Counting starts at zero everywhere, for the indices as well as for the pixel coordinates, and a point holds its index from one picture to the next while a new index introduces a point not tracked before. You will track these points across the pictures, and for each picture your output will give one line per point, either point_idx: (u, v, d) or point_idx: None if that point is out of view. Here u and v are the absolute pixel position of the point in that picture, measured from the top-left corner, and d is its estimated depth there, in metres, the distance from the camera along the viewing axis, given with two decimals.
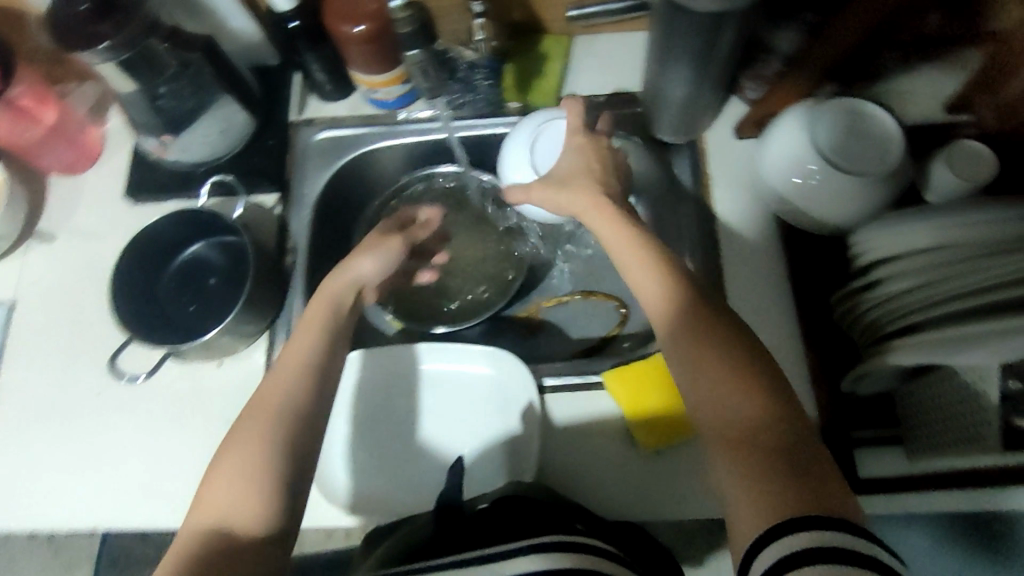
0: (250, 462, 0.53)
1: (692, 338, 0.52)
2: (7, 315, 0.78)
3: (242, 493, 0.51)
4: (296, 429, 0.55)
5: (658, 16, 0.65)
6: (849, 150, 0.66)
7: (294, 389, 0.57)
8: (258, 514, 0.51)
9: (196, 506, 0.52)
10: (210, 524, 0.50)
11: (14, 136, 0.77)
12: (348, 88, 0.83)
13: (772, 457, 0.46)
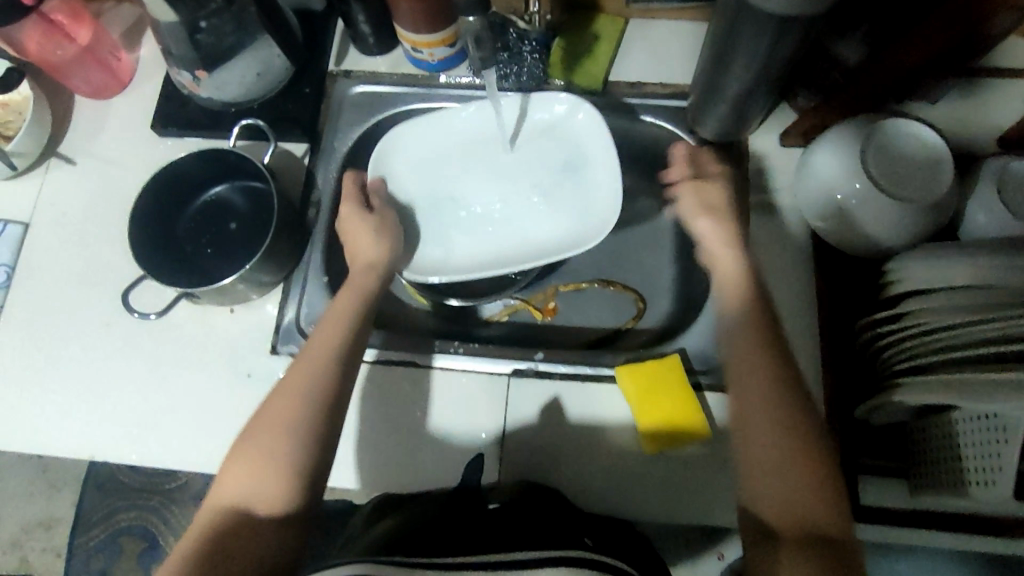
0: (256, 465, 0.55)
1: (767, 418, 0.57)
2: (22, 234, 0.77)
3: (265, 481, 0.55)
4: (323, 402, 0.58)
5: (725, 9, 0.62)
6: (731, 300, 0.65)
7: (321, 376, 0.59)
8: (275, 504, 0.54)
9: (216, 481, 0.56)
10: (224, 504, 0.55)
11: (45, 52, 0.75)
12: (390, 45, 0.80)
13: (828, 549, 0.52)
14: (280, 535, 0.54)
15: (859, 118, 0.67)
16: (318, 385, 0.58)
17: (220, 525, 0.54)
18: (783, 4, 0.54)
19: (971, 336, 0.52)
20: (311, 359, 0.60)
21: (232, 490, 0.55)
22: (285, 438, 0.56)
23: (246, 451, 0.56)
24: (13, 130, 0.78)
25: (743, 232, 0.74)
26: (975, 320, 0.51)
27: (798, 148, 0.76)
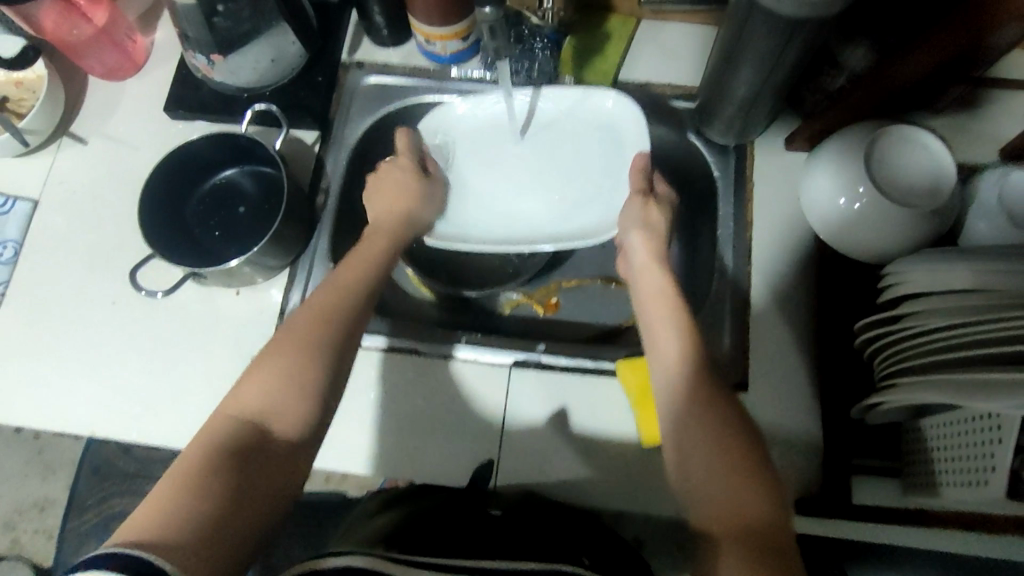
0: (283, 375, 0.52)
1: (698, 423, 0.51)
2: (32, 211, 0.78)
3: (289, 393, 0.52)
4: (347, 329, 0.58)
5: (736, 13, 0.62)
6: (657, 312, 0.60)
7: (348, 304, 0.59)
8: (294, 421, 0.51)
9: (236, 388, 0.52)
10: (248, 415, 0.50)
11: (61, 31, 0.75)
12: (403, 38, 0.81)
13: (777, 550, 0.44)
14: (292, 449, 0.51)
15: (862, 125, 0.68)
16: (347, 312, 0.58)
17: (238, 430, 0.49)
18: (794, 5, 0.55)
19: (975, 337, 0.52)
20: (343, 285, 0.61)
21: (253, 395, 0.51)
22: (314, 354, 0.54)
23: (273, 359, 0.53)
24: (26, 108, 0.79)
25: (747, 233, 0.75)
26: (976, 318, 0.52)
27: (803, 153, 0.77)
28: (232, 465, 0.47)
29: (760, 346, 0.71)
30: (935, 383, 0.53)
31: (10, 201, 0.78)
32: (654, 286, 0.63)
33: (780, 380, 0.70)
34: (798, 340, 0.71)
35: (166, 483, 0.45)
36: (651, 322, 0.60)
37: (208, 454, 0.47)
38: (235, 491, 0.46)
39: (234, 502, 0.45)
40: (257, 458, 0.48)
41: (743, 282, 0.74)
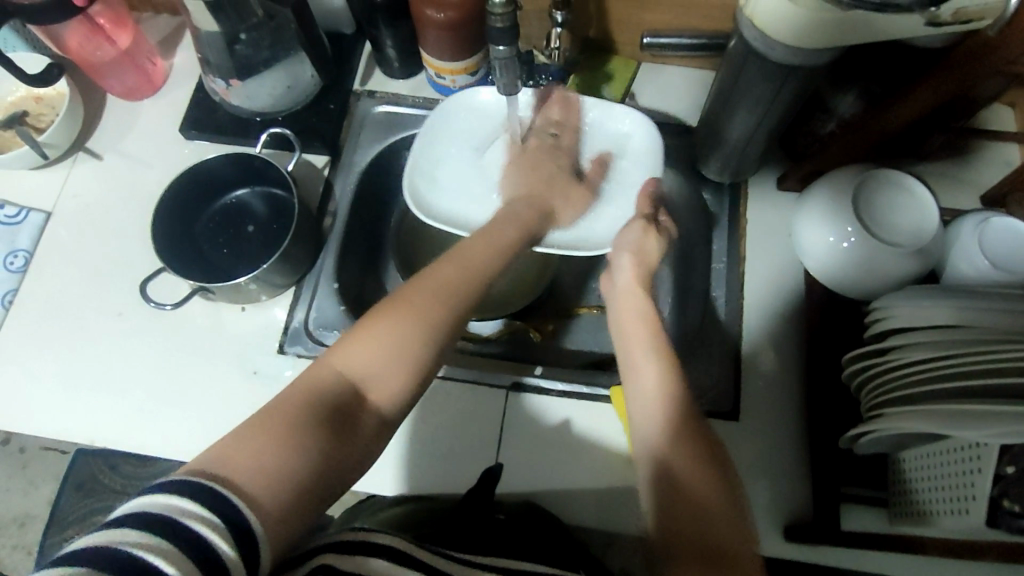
0: (394, 347, 0.51)
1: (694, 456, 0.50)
2: (43, 223, 0.80)
3: (391, 365, 0.50)
4: (464, 313, 0.56)
5: (732, 59, 0.66)
6: (638, 350, 0.56)
7: (469, 290, 0.57)
8: (390, 397, 0.50)
9: (339, 347, 0.50)
10: (348, 378, 0.49)
11: (84, 51, 0.78)
12: (415, 70, 0.85)
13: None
14: (378, 427, 0.49)
15: (851, 169, 0.72)
16: (467, 302, 0.57)
17: (334, 390, 0.48)
18: (788, 52, 0.58)
19: (959, 370, 0.54)
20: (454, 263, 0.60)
21: (355, 358, 0.50)
22: (425, 335, 0.52)
23: (390, 324, 0.51)
24: (45, 123, 0.82)
25: (739, 267, 0.78)
26: (959, 352, 0.54)
27: (794, 193, 0.80)
28: (327, 425, 0.45)
29: (750, 376, 0.73)
30: (919, 413, 0.55)
31: (24, 211, 0.80)
32: (637, 308, 0.60)
33: (769, 409, 0.72)
34: (786, 372, 0.73)
35: (259, 422, 0.43)
36: (629, 349, 0.57)
37: (308, 408, 0.45)
38: (326, 461, 0.44)
39: (324, 463, 0.44)
40: (347, 425, 0.47)
41: (734, 314, 0.76)
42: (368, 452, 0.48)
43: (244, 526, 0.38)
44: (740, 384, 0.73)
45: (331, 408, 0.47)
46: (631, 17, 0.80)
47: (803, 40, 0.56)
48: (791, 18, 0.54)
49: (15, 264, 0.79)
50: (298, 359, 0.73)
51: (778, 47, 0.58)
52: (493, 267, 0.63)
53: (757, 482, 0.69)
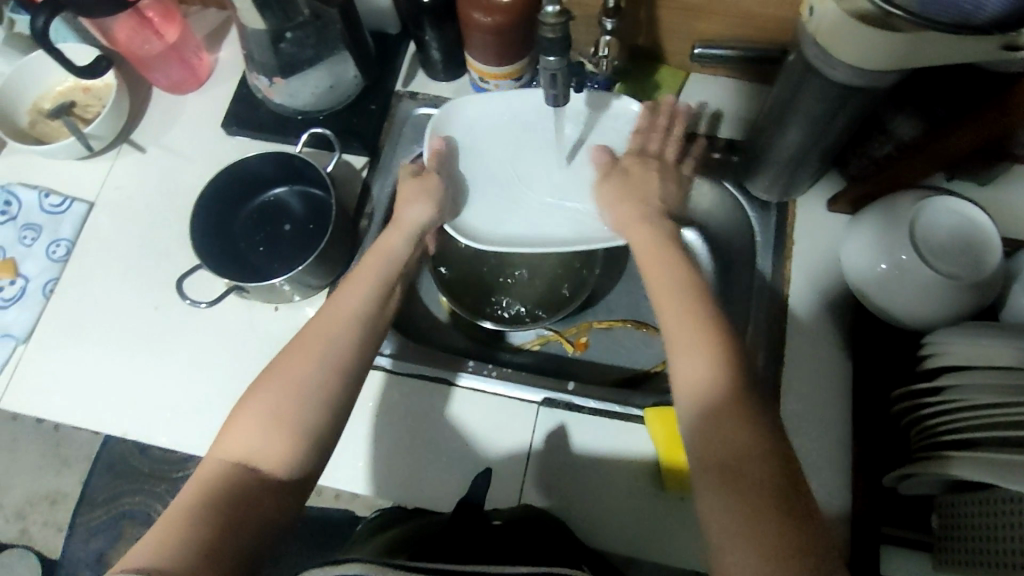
0: (272, 423, 0.52)
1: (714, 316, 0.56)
2: (86, 212, 0.80)
3: (270, 436, 0.52)
4: (341, 365, 0.56)
5: (789, 76, 0.63)
6: (663, 294, 0.59)
7: (345, 344, 0.57)
8: (282, 464, 0.52)
9: (225, 433, 0.53)
10: (236, 459, 0.52)
11: (133, 45, 0.79)
12: (458, 72, 0.84)
13: (768, 474, 0.48)
14: (282, 495, 0.51)
15: (909, 193, 0.68)
16: (348, 358, 0.57)
17: (231, 477, 0.51)
18: (851, 72, 0.56)
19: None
20: (332, 312, 0.59)
21: (239, 441, 0.52)
22: (303, 402, 0.53)
23: (263, 399, 0.53)
24: (92, 114, 0.83)
25: (784, 289, 0.76)
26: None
27: (845, 214, 0.77)
28: (221, 514, 0.48)
29: (790, 404, 0.71)
30: (978, 459, 0.52)
31: (68, 201, 0.81)
32: (649, 245, 0.64)
33: (810, 440, 0.69)
34: (829, 401, 0.71)
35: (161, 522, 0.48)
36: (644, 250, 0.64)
37: (201, 501, 0.49)
38: (219, 540, 0.47)
39: (221, 537, 0.47)
40: (240, 502, 0.49)
41: (776, 338, 0.74)
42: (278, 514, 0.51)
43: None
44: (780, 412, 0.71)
45: (224, 492, 0.50)
46: (682, 27, 0.78)
47: (867, 59, 0.53)
48: (860, 37, 0.51)
49: (58, 253, 0.79)
50: None
51: (841, 66, 0.56)
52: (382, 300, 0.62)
53: None
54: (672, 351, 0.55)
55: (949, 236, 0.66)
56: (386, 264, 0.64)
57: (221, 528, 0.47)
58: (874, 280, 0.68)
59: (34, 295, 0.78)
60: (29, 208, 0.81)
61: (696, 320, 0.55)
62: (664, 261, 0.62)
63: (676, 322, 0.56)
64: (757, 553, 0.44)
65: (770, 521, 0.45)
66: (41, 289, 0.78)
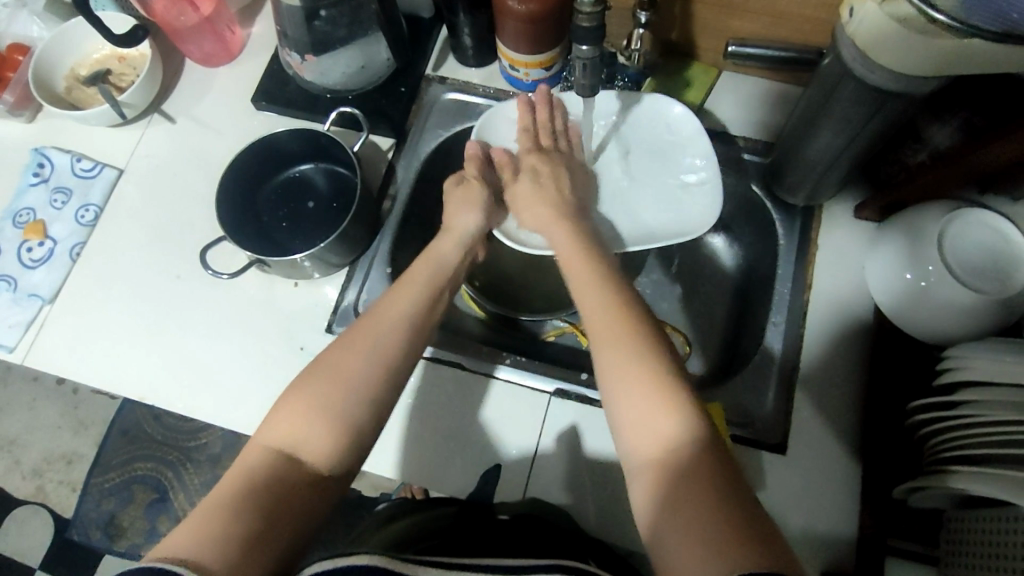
0: (321, 413, 0.53)
1: (614, 302, 0.57)
2: (115, 179, 0.82)
3: (315, 427, 0.52)
4: (392, 358, 0.57)
5: (822, 80, 0.62)
6: (589, 306, 0.58)
7: (393, 339, 0.58)
8: (327, 454, 0.52)
9: (266, 423, 0.54)
10: (279, 446, 0.52)
11: (169, 16, 0.79)
12: (488, 59, 0.83)
13: (708, 471, 0.46)
14: (326, 484, 0.52)
15: (942, 206, 0.67)
16: (387, 360, 0.57)
17: (275, 465, 0.51)
18: (888, 77, 0.55)
19: None
20: (388, 303, 0.61)
21: (281, 430, 0.53)
22: (354, 398, 0.54)
23: (312, 391, 0.54)
24: (126, 83, 0.84)
25: (804, 294, 0.75)
26: None
27: (873, 222, 0.76)
28: (261, 504, 0.48)
29: (805, 409, 0.70)
30: (988, 475, 0.51)
31: (99, 166, 0.82)
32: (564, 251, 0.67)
33: (821, 447, 0.69)
34: (843, 411, 0.70)
35: (196, 512, 0.48)
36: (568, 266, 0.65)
37: (248, 486, 0.49)
38: (262, 526, 0.47)
39: (265, 519, 0.47)
40: (289, 490, 0.50)
41: (794, 342, 0.73)
42: (321, 503, 0.51)
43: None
44: (793, 416, 0.70)
45: (265, 482, 0.50)
46: (716, 24, 0.77)
47: (909, 65, 0.52)
48: (897, 44, 0.51)
49: (86, 217, 0.80)
50: None
51: (878, 70, 0.55)
52: (434, 299, 0.64)
53: (798, 522, 0.67)
54: (589, 328, 0.57)
55: (976, 252, 0.65)
56: (436, 267, 0.67)
57: (268, 513, 0.48)
58: (900, 294, 0.67)
59: (62, 257, 0.79)
60: (61, 171, 0.82)
61: (613, 325, 0.55)
62: (595, 264, 0.63)
63: (589, 300, 0.59)
64: (706, 546, 0.43)
65: (720, 514, 0.44)
66: (68, 252, 0.79)
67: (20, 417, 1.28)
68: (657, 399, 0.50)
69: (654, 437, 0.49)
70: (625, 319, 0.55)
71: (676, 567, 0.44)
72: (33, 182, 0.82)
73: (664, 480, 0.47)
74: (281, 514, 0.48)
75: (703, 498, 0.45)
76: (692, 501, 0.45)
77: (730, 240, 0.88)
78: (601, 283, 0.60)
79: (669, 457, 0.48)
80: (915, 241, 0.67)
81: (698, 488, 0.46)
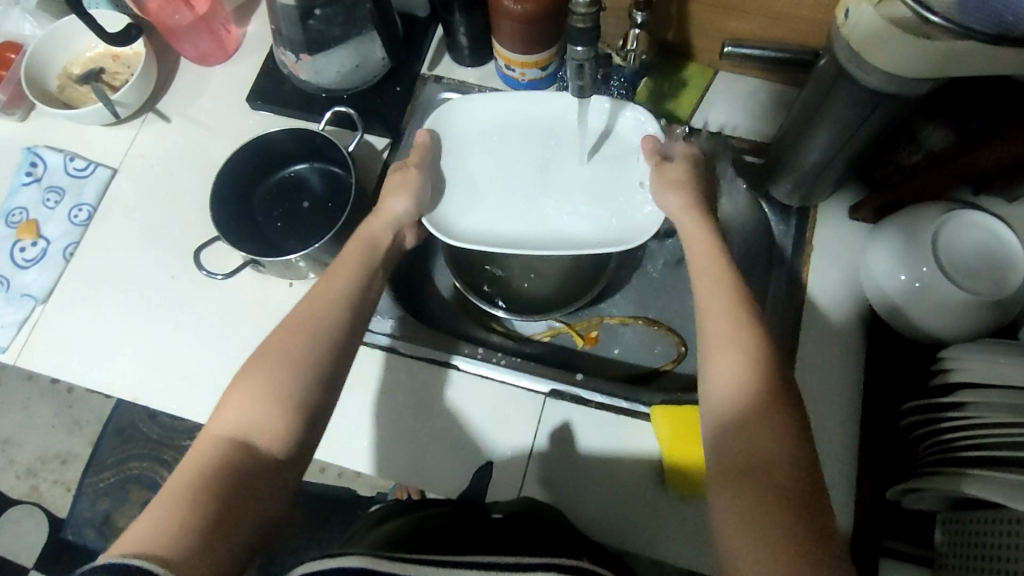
0: (266, 400, 0.52)
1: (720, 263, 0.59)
2: (109, 178, 0.81)
3: (263, 412, 0.52)
4: (334, 341, 0.57)
5: (818, 82, 0.62)
6: (698, 261, 0.60)
7: (331, 321, 0.58)
8: (281, 438, 0.52)
9: (217, 415, 0.53)
10: (230, 435, 0.51)
11: (163, 14, 0.79)
12: (484, 58, 0.83)
13: (780, 427, 0.49)
14: (281, 467, 0.51)
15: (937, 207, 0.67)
16: (312, 347, 0.56)
17: (230, 453, 0.50)
18: (884, 78, 0.55)
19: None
20: (318, 290, 0.60)
21: (232, 418, 0.52)
22: (293, 378, 0.54)
23: (256, 376, 0.53)
24: (120, 81, 0.83)
25: (800, 295, 0.75)
26: None
27: (867, 223, 0.76)
28: (219, 494, 0.48)
29: (799, 410, 0.70)
30: (981, 479, 0.51)
31: (92, 166, 0.82)
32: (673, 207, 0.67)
33: (816, 447, 0.69)
34: (837, 412, 0.70)
35: (153, 507, 0.47)
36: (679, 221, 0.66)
37: (206, 475, 0.48)
38: (222, 516, 0.47)
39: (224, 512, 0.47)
40: (242, 480, 0.49)
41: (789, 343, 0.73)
42: (278, 488, 0.51)
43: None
44: None
45: (220, 473, 0.49)
46: (712, 24, 0.77)
47: (904, 67, 0.52)
48: (892, 46, 0.51)
49: (79, 217, 0.80)
50: None
51: (874, 72, 0.55)
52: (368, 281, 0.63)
53: None
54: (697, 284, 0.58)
55: (970, 252, 0.65)
56: (370, 250, 0.66)
57: (226, 505, 0.47)
58: (895, 294, 0.67)
59: (55, 257, 0.79)
60: (54, 170, 0.82)
61: (722, 280, 0.57)
62: (696, 222, 0.64)
63: (700, 257, 0.60)
64: (765, 503, 0.46)
65: (782, 476, 0.46)
66: (61, 252, 0.79)
67: (14, 416, 1.27)
68: (749, 358, 0.52)
69: (740, 390, 0.51)
70: (729, 282, 0.57)
71: (734, 518, 0.46)
72: (25, 181, 0.82)
73: (737, 434, 0.49)
74: (244, 502, 0.48)
75: (772, 459, 0.47)
76: (758, 460, 0.47)
77: None
78: (708, 243, 0.62)
79: (744, 410, 0.50)
80: (906, 242, 0.67)
81: (770, 443, 0.48)
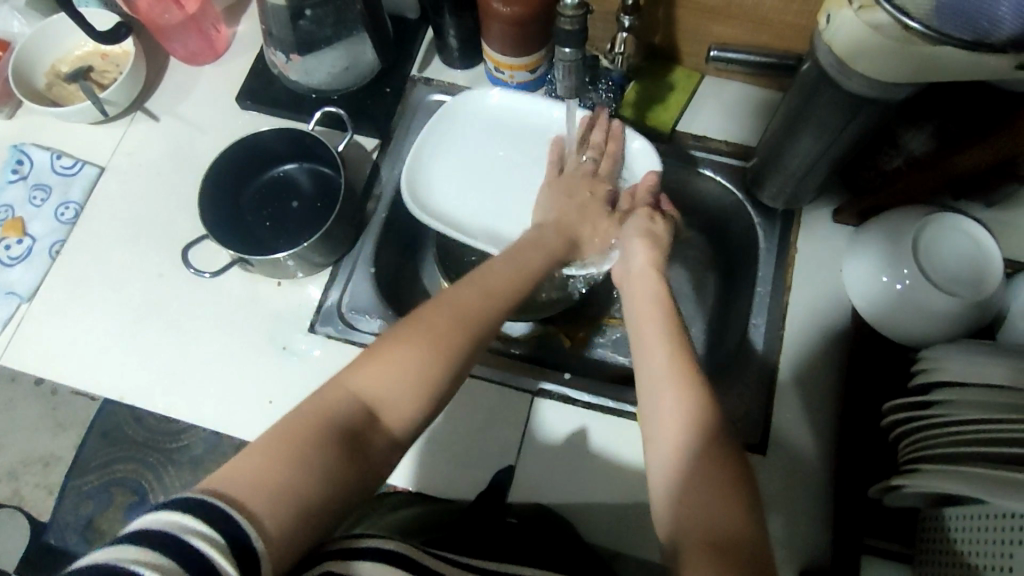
0: (411, 378, 0.52)
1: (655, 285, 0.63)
2: (97, 176, 0.81)
3: (398, 387, 0.51)
4: (482, 337, 0.57)
5: (802, 87, 0.63)
6: (642, 302, 0.62)
7: (486, 311, 0.58)
8: (404, 420, 0.51)
9: (353, 368, 0.52)
10: (361, 398, 0.50)
11: (153, 13, 0.79)
12: (474, 60, 0.84)
13: (714, 423, 0.51)
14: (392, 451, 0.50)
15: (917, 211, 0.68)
16: (459, 357, 0.54)
17: (353, 413, 0.49)
18: (865, 82, 0.56)
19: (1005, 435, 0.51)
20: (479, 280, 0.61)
21: (371, 382, 0.51)
22: (440, 366, 0.53)
23: (411, 348, 0.53)
24: (108, 80, 0.83)
25: (784, 297, 0.76)
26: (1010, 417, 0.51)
27: (850, 226, 0.77)
28: (335, 454, 0.46)
29: (783, 410, 0.71)
30: (957, 475, 0.52)
31: (80, 164, 0.82)
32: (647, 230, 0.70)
33: (798, 447, 0.70)
34: (819, 412, 0.71)
35: (261, 443, 0.45)
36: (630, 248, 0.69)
37: (323, 430, 0.47)
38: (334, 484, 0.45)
39: (332, 478, 0.45)
40: (363, 447, 0.48)
41: (774, 344, 0.74)
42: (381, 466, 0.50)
43: (246, 540, 0.39)
44: (771, 417, 0.71)
45: (339, 436, 0.47)
46: (698, 29, 0.78)
47: (886, 71, 0.53)
48: (874, 49, 0.52)
49: (66, 215, 0.80)
50: (330, 339, 0.73)
51: (855, 76, 0.56)
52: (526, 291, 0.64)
53: (776, 520, 0.68)
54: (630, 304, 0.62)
55: (952, 256, 0.67)
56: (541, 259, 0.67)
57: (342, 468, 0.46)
58: (878, 297, 0.68)
59: (41, 254, 0.78)
60: (41, 168, 0.82)
61: (656, 302, 0.61)
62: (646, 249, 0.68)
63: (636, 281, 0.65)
64: (707, 499, 0.47)
65: (720, 472, 0.48)
66: (48, 249, 0.79)
67: None
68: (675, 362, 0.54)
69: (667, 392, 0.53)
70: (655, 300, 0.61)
71: (676, 518, 0.47)
72: (12, 179, 0.82)
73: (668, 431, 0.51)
74: (355, 470, 0.47)
75: (708, 457, 0.49)
76: (692, 458, 0.49)
77: (712, 243, 0.89)
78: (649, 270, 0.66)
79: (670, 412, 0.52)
80: (886, 245, 0.69)
81: (701, 440, 0.50)
